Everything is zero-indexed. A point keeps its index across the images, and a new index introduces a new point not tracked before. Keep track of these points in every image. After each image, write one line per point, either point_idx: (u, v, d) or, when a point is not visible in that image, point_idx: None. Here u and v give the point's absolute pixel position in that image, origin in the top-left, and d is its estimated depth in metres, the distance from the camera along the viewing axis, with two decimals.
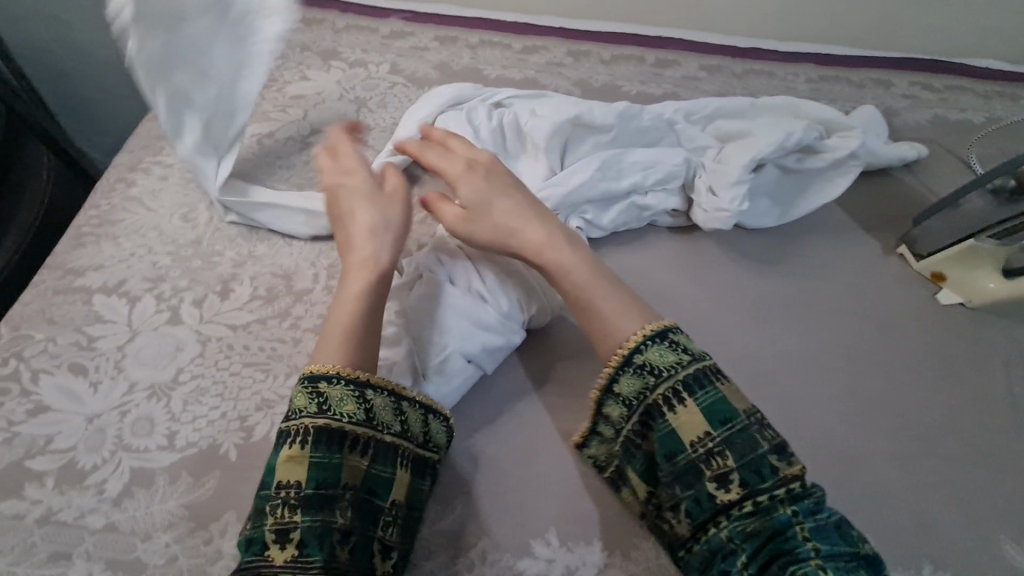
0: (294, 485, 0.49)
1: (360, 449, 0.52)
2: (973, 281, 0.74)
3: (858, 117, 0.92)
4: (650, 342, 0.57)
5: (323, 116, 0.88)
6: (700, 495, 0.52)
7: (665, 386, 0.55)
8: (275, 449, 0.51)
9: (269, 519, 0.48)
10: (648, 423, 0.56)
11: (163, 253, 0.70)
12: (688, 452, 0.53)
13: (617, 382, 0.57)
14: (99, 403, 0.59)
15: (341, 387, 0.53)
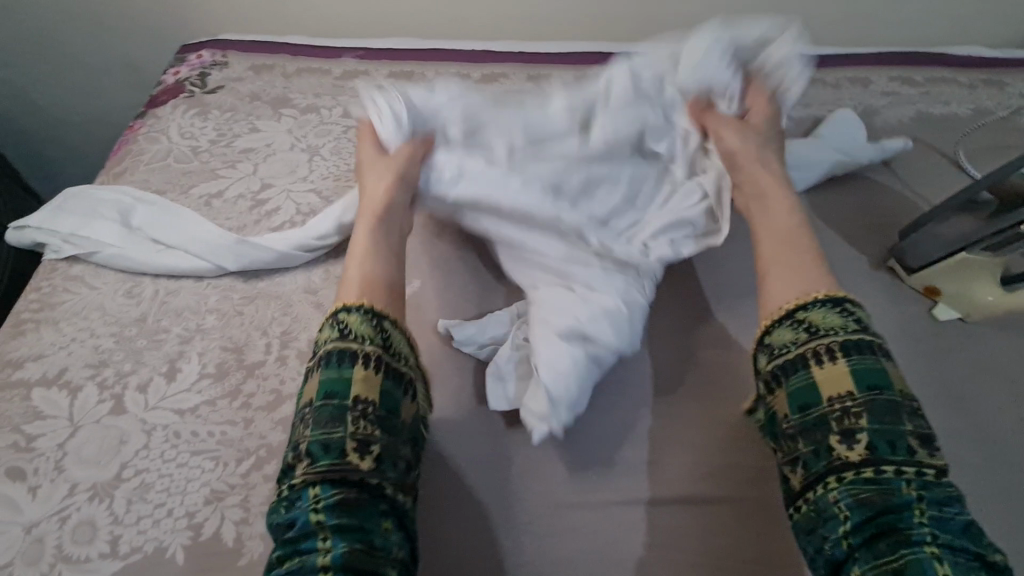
0: (370, 403, 0.51)
1: (410, 392, 0.55)
2: (972, 293, 0.69)
3: (830, 120, 0.89)
4: (815, 304, 0.55)
5: (273, 168, 0.84)
6: (820, 449, 0.49)
7: (818, 342, 0.52)
8: (343, 368, 0.52)
9: (350, 428, 0.49)
10: (781, 372, 0.53)
11: (106, 335, 0.66)
12: (824, 406, 0.50)
13: (770, 333, 0.56)
14: (38, 510, 0.55)
15: (398, 334, 0.56)
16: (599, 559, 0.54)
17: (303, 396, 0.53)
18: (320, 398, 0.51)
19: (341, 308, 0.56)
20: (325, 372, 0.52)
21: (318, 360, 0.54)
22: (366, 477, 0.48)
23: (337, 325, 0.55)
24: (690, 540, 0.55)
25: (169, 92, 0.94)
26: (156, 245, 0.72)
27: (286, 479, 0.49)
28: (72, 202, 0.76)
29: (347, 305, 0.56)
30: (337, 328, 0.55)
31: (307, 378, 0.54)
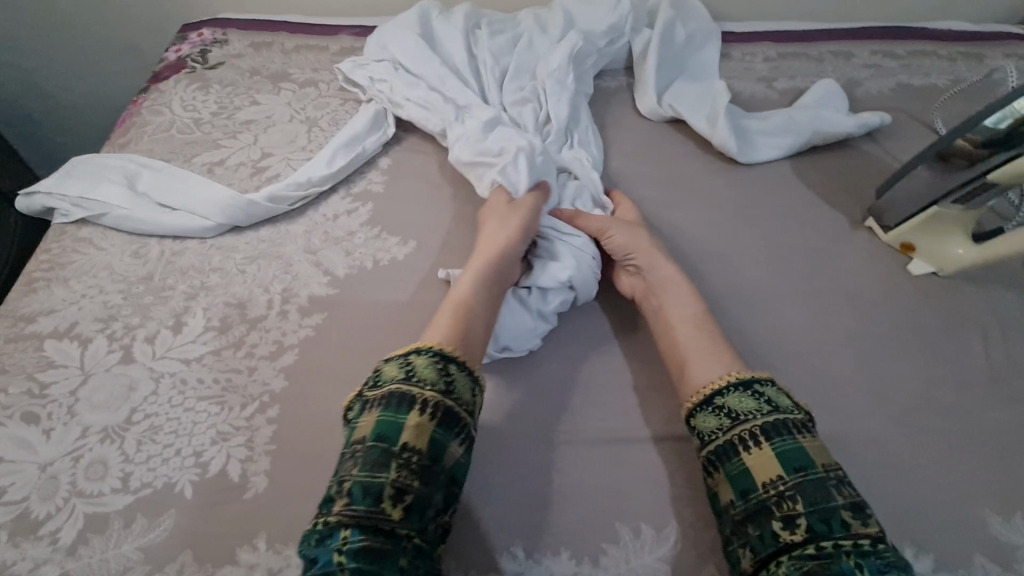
0: (417, 451, 0.49)
1: (461, 436, 0.52)
2: (943, 249, 0.72)
3: (813, 93, 0.92)
4: (730, 388, 0.56)
5: (273, 138, 0.87)
6: (764, 534, 0.47)
7: (742, 428, 0.53)
8: (394, 410, 0.50)
9: (388, 475, 0.47)
10: (716, 458, 0.53)
11: (115, 292, 0.69)
12: (760, 492, 0.49)
13: (695, 419, 0.56)
14: (51, 451, 0.58)
15: (426, 357, 0.54)
16: (590, 493, 0.56)
17: (354, 433, 0.51)
18: (371, 440, 0.49)
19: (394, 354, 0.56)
20: (383, 413, 0.51)
21: (378, 397, 0.52)
22: (396, 527, 0.46)
23: (406, 363, 0.54)
24: (677, 476, 0.58)
25: (172, 68, 0.96)
26: (162, 207, 0.75)
27: (322, 511, 0.47)
28: (80, 169, 0.78)
29: (421, 347, 0.55)
30: (404, 367, 0.53)
31: (363, 411, 0.52)
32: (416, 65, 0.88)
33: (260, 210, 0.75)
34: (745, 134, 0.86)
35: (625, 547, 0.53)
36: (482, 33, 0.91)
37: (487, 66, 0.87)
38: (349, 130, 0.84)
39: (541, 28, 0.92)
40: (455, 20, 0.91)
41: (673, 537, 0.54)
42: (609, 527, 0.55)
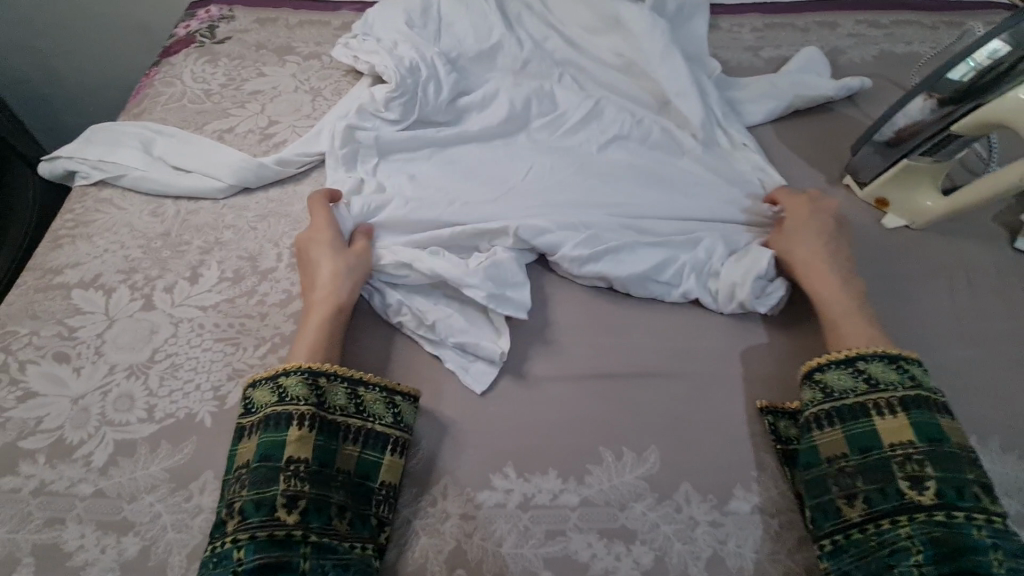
0: (302, 461, 0.54)
1: (355, 437, 0.58)
2: (914, 201, 0.76)
3: (797, 59, 0.95)
4: (876, 357, 0.58)
5: (279, 108, 0.91)
6: (888, 490, 0.52)
7: (882, 395, 0.56)
8: (276, 430, 0.55)
9: (280, 485, 0.53)
10: (837, 415, 0.57)
11: (135, 247, 0.74)
12: (885, 451, 0.54)
13: (822, 371, 0.59)
14: (82, 385, 0.63)
15: (295, 377, 0.58)
16: (576, 421, 0.61)
17: (239, 457, 0.56)
18: (256, 460, 0.54)
19: (250, 382, 0.59)
20: (263, 434, 0.55)
21: (255, 422, 0.57)
22: (292, 533, 0.51)
23: (277, 386, 0.57)
24: (657, 408, 0.62)
25: (182, 43, 1.01)
26: (177, 170, 0.80)
27: (217, 533, 0.52)
28: (99, 135, 0.83)
29: (254, 379, 0.59)
30: (276, 390, 0.57)
31: (248, 435, 0.56)
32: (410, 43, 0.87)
33: (268, 173, 0.79)
34: (734, 102, 0.90)
35: (607, 467, 0.58)
36: (499, 26, 0.90)
37: (483, 75, 0.89)
38: (351, 96, 0.87)
39: (563, 37, 0.94)
40: (468, 2, 0.92)
41: (652, 459, 0.59)
42: (593, 450, 0.59)
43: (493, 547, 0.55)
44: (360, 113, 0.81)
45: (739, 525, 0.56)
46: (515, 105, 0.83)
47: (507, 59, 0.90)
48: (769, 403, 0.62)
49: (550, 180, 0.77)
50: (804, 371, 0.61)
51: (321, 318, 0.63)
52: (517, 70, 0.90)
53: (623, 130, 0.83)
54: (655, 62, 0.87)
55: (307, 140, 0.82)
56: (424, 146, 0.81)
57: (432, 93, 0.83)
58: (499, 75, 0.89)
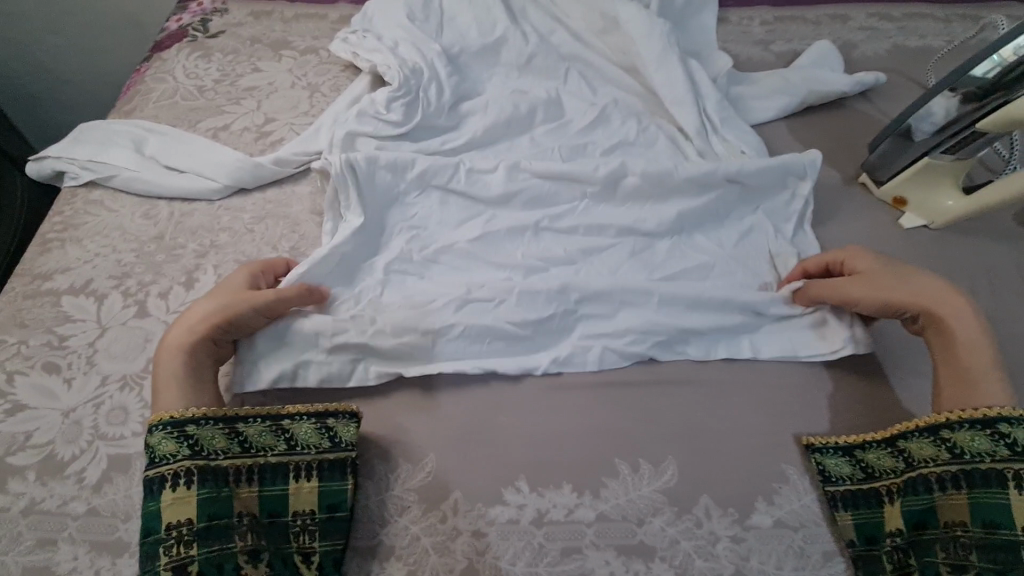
0: (185, 523, 0.50)
1: (246, 475, 0.53)
2: (933, 200, 0.74)
3: (809, 53, 0.93)
4: (1018, 419, 0.52)
5: (276, 105, 0.88)
6: (1011, 574, 0.49)
7: (1018, 464, 0.51)
8: (151, 498, 0.51)
9: (161, 559, 0.49)
10: (965, 479, 0.52)
11: (127, 251, 0.71)
12: (1016, 532, 0.49)
13: (951, 430, 0.54)
14: (73, 398, 0.60)
15: (160, 433, 0.53)
16: (588, 431, 0.59)
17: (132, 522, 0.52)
18: (140, 538, 0.50)
19: (152, 423, 0.53)
20: (144, 504, 0.51)
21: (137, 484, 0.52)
22: None
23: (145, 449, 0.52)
24: (676, 418, 0.60)
25: (174, 36, 0.97)
26: (171, 170, 0.77)
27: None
28: (88, 134, 0.80)
29: (153, 422, 0.53)
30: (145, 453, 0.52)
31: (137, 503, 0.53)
32: (412, 41, 0.85)
33: (266, 173, 0.76)
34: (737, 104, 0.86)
35: (624, 480, 0.56)
36: (503, 18, 0.87)
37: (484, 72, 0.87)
38: (349, 93, 0.84)
39: (568, 30, 0.91)
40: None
41: (669, 471, 0.57)
42: (609, 463, 0.57)
43: (505, 565, 0.53)
44: (360, 118, 0.79)
45: (762, 540, 0.54)
46: (518, 109, 0.81)
47: (510, 57, 0.87)
48: (817, 441, 0.59)
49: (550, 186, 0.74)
50: (930, 421, 0.55)
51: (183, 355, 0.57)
52: (520, 65, 0.87)
53: (630, 136, 0.81)
54: (651, 63, 0.84)
55: (302, 139, 0.79)
56: (428, 189, 0.73)
57: (432, 94, 0.80)
58: (501, 74, 0.87)
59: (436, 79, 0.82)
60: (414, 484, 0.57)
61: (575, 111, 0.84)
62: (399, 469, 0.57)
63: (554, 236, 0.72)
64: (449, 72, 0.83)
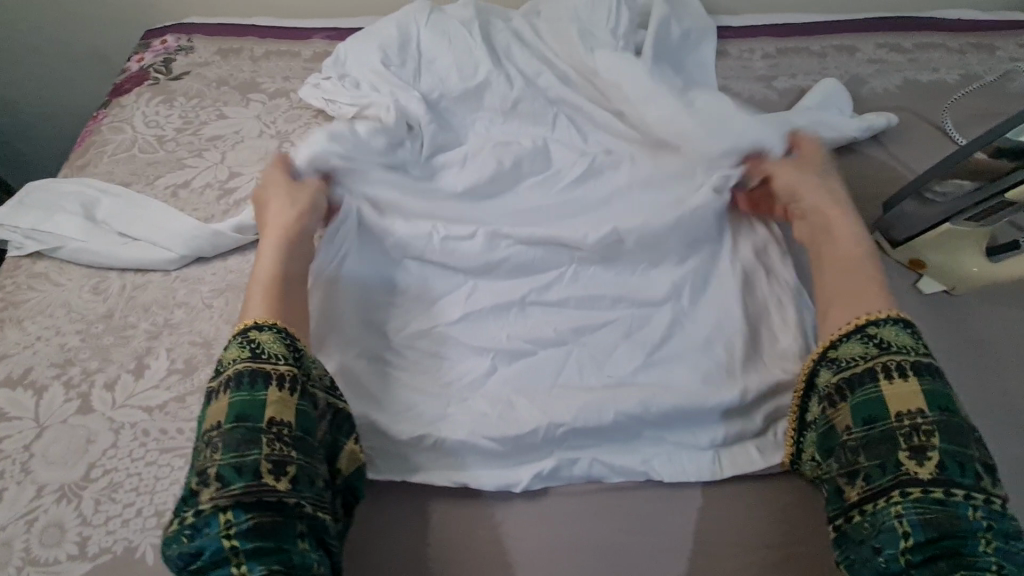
0: (285, 424, 0.49)
1: (327, 415, 0.53)
2: (955, 265, 0.67)
3: (815, 92, 0.87)
4: (887, 321, 0.54)
5: (242, 156, 0.81)
6: (887, 463, 0.48)
7: (889, 358, 0.52)
8: (248, 389, 0.50)
9: (264, 447, 0.47)
10: (847, 385, 0.52)
11: (72, 332, 0.65)
12: (891, 421, 0.49)
13: (838, 346, 0.55)
14: (4, 513, 0.54)
15: (270, 333, 0.54)
16: (577, 558, 0.54)
17: (206, 420, 0.50)
18: (229, 421, 0.48)
19: (255, 324, 0.55)
20: (235, 394, 0.50)
21: (223, 383, 0.51)
22: (283, 497, 0.46)
23: (247, 342, 0.53)
24: (673, 538, 0.55)
25: (134, 79, 0.91)
26: (124, 239, 0.71)
27: (186, 504, 0.46)
28: (35, 196, 0.73)
29: (257, 323, 0.55)
30: (247, 346, 0.53)
31: (212, 401, 0.51)
32: (386, 89, 0.78)
33: (227, 241, 0.70)
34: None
35: None
36: (484, 60, 0.81)
37: (466, 117, 0.80)
38: None
39: (556, 70, 0.84)
40: (450, 33, 0.82)
41: None
42: None
43: None
44: (315, 158, 0.69)
45: None
46: (503, 161, 0.74)
47: (493, 102, 0.80)
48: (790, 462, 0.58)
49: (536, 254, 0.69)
50: (818, 349, 0.56)
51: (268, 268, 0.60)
52: (505, 110, 0.80)
53: (623, 181, 0.74)
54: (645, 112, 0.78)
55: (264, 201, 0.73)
56: (404, 263, 0.69)
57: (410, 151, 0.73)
58: (483, 120, 0.80)
59: (414, 134, 0.75)
60: None
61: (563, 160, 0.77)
62: None
63: (543, 309, 0.66)
64: (428, 122, 0.75)
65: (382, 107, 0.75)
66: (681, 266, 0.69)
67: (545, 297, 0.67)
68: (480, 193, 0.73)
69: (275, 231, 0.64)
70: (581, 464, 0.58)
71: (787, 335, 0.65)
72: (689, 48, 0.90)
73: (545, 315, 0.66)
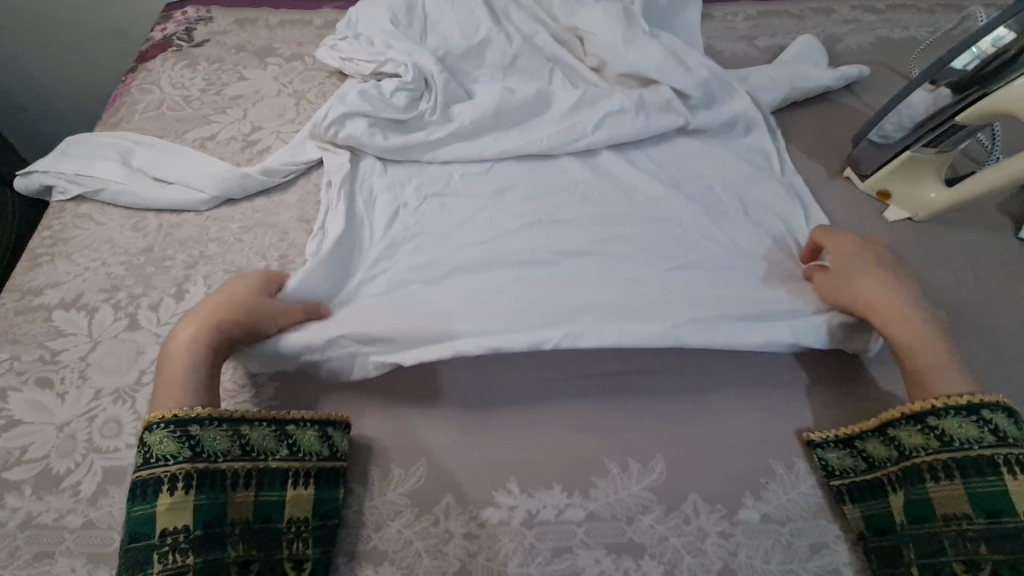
0: (181, 529, 0.50)
1: (247, 480, 0.54)
2: (916, 193, 0.75)
3: (793, 48, 0.93)
4: (998, 408, 0.53)
5: (263, 113, 0.88)
6: (1017, 561, 0.48)
7: (1004, 452, 0.51)
8: (141, 502, 0.50)
9: (156, 566, 0.48)
10: (956, 469, 0.52)
11: (117, 263, 0.71)
12: (1014, 518, 0.49)
13: (940, 417, 0.54)
14: (67, 412, 0.61)
15: (160, 432, 0.52)
16: (580, 432, 0.60)
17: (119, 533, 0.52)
18: (126, 543, 0.49)
19: (152, 422, 0.52)
20: (132, 509, 0.50)
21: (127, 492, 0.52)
22: None
23: (141, 447, 0.52)
24: (665, 417, 0.61)
25: (158, 47, 0.97)
26: (160, 183, 0.77)
27: None
28: (75, 147, 0.80)
29: (153, 420, 0.52)
30: (139, 452, 0.52)
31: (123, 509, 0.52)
32: (398, 46, 0.84)
33: (254, 183, 0.77)
34: (714, 94, 0.82)
35: (613, 479, 0.57)
36: (485, 20, 0.87)
37: (469, 73, 0.87)
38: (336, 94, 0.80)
39: (552, 29, 0.90)
40: None
41: (658, 469, 0.58)
42: (598, 462, 0.58)
43: (498, 566, 0.54)
44: (347, 119, 0.77)
45: (749, 535, 0.55)
46: (507, 104, 0.80)
47: (495, 59, 0.87)
48: (817, 435, 0.59)
49: (544, 185, 0.78)
50: (913, 410, 0.55)
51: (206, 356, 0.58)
52: (505, 66, 0.87)
53: (616, 106, 0.80)
54: (633, 57, 0.83)
55: (287, 150, 0.80)
56: (425, 200, 0.76)
57: (430, 111, 0.80)
58: (487, 80, 0.87)
59: (428, 97, 0.81)
60: (407, 487, 0.58)
61: (562, 105, 0.82)
62: (392, 475, 0.58)
63: (557, 227, 0.74)
64: (444, 82, 0.81)
65: (398, 63, 0.83)
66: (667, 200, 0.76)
67: (558, 215, 0.74)
68: (491, 146, 0.79)
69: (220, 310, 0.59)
70: None
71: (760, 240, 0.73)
72: (676, 9, 0.96)
73: (558, 233, 0.73)
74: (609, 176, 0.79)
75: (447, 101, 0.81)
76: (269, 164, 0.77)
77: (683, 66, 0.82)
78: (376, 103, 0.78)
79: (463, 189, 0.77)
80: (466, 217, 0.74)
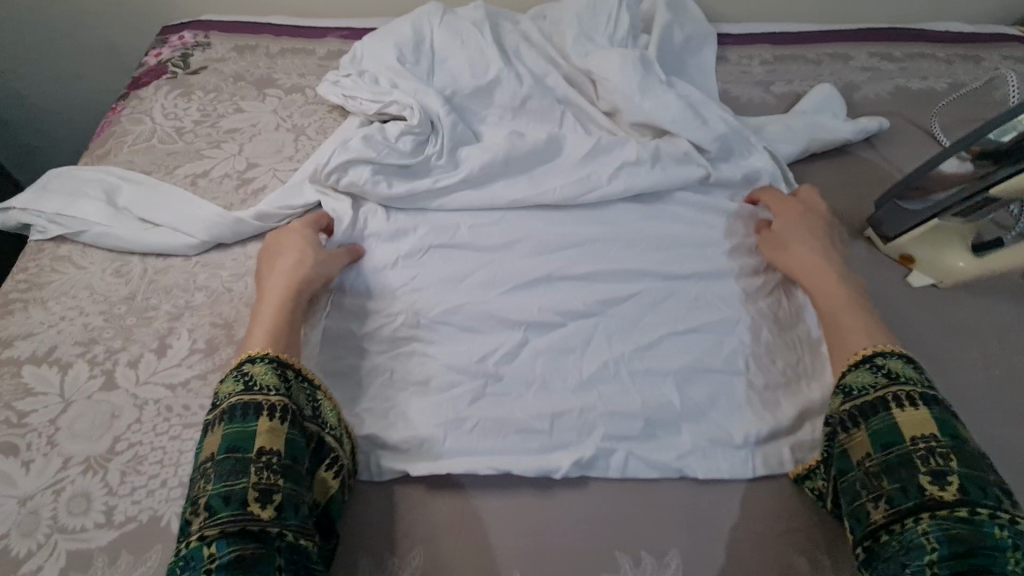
0: (275, 452, 0.50)
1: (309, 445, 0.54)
2: (943, 259, 0.71)
3: (811, 98, 0.90)
4: (892, 354, 0.56)
5: (259, 148, 0.84)
6: (908, 486, 0.48)
7: (899, 389, 0.53)
8: (244, 419, 0.50)
9: (252, 477, 0.48)
10: (859, 414, 0.53)
11: (96, 313, 0.67)
12: (907, 445, 0.50)
13: (847, 376, 0.56)
14: (31, 483, 0.56)
15: (263, 364, 0.54)
16: (587, 519, 0.56)
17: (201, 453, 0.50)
18: (222, 452, 0.49)
19: (256, 355, 0.55)
20: (228, 427, 0.50)
21: (218, 415, 0.51)
22: (267, 527, 0.46)
23: (242, 375, 0.53)
24: (678, 505, 0.57)
25: (152, 73, 0.93)
26: (145, 224, 0.73)
27: (181, 538, 0.46)
28: (57, 182, 0.75)
29: (255, 355, 0.55)
30: (241, 378, 0.53)
31: (207, 432, 0.51)
32: (404, 86, 0.80)
33: (246, 229, 0.72)
34: (732, 148, 0.79)
35: None
36: (495, 60, 0.84)
37: (478, 113, 0.83)
38: (339, 138, 0.77)
39: (563, 70, 0.87)
40: (463, 35, 0.85)
41: (673, 565, 0.54)
42: (609, 556, 0.54)
43: None
44: (351, 165, 0.73)
45: None
46: (517, 150, 0.76)
47: (505, 100, 0.83)
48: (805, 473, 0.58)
49: (557, 234, 0.73)
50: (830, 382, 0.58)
51: (278, 308, 0.61)
52: (515, 107, 0.83)
53: (632, 156, 0.76)
54: (647, 105, 0.80)
55: (280, 195, 0.75)
56: (428, 249, 0.72)
57: (437, 157, 0.76)
58: (495, 122, 0.83)
59: (434, 140, 0.77)
60: None
61: (575, 153, 0.78)
62: (384, 565, 0.54)
63: (566, 284, 0.70)
64: (451, 126, 0.77)
65: (403, 104, 0.79)
66: (683, 257, 0.72)
67: (568, 271, 0.70)
68: (501, 192, 0.76)
69: (290, 278, 0.64)
70: (604, 406, 0.61)
71: (778, 307, 0.69)
72: (691, 53, 0.94)
73: (569, 290, 0.69)
74: (625, 226, 0.74)
75: (454, 146, 0.77)
76: (262, 211, 0.73)
77: (700, 119, 0.79)
78: (380, 147, 0.74)
79: (468, 237, 0.73)
80: (469, 268, 0.70)
